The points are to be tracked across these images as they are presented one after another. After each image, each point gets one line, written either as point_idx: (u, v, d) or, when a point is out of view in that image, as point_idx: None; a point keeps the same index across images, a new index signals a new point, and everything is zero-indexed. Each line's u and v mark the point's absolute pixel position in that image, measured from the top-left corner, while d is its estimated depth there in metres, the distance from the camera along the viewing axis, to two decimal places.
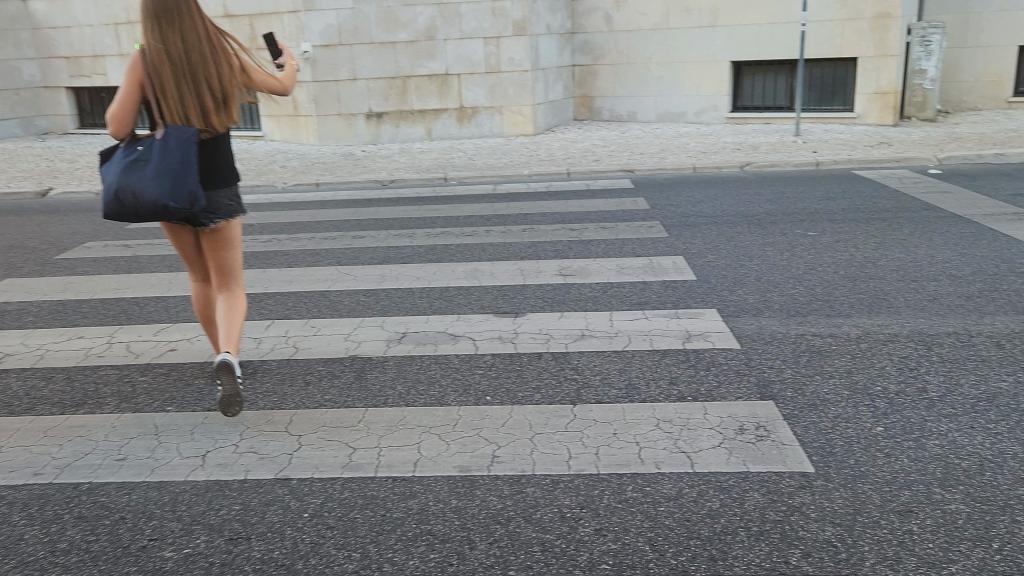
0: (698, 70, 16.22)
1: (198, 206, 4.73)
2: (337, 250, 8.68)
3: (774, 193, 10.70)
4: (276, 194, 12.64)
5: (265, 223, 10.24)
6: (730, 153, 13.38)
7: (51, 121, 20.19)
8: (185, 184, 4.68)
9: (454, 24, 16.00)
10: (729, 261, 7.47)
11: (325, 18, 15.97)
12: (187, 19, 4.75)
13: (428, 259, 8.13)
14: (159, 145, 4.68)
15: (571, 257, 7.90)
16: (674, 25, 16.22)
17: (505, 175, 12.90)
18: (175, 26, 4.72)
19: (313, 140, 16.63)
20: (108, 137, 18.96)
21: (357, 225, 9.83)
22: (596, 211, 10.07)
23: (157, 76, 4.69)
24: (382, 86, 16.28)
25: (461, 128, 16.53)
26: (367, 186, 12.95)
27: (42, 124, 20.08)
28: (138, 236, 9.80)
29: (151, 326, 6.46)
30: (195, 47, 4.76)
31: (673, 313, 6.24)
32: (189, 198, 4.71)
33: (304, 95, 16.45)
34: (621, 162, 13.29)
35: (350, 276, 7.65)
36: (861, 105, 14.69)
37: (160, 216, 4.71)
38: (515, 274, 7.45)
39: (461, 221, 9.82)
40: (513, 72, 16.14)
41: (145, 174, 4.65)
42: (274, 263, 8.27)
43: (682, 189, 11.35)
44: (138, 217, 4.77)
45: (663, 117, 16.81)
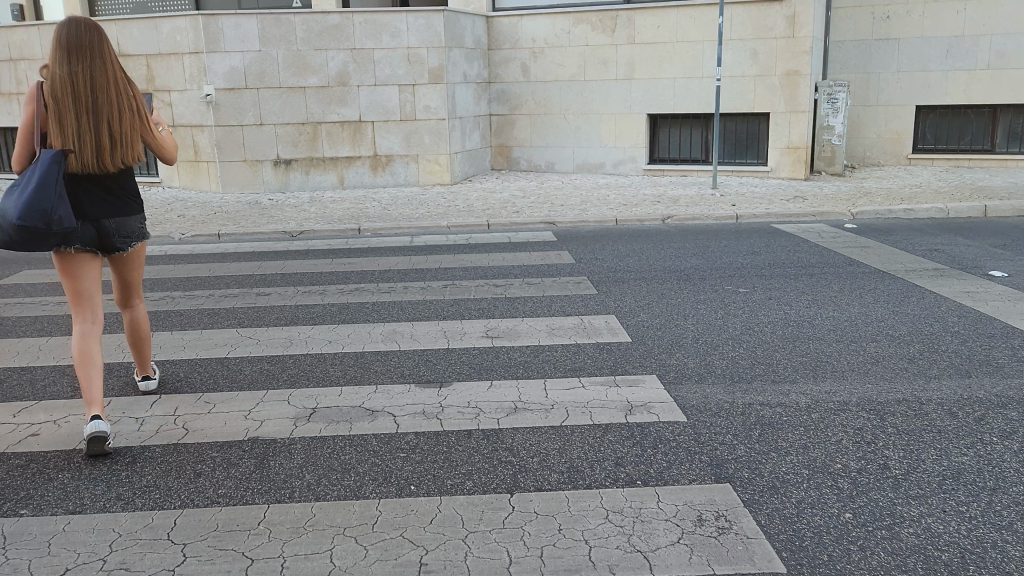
0: (615, 122, 16.29)
1: (58, 223, 4.56)
2: (238, 309, 7.87)
3: (699, 246, 10.55)
4: (173, 245, 11.66)
5: (158, 278, 9.31)
6: (651, 206, 13.30)
7: None
8: (46, 201, 4.55)
9: (367, 70, 15.50)
10: (663, 320, 7.11)
11: (229, 60, 15.20)
12: (100, 57, 4.80)
13: (342, 319, 7.45)
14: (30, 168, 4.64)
15: (497, 317, 7.38)
16: (591, 77, 16.26)
17: (422, 226, 12.33)
18: (86, 61, 4.75)
19: (216, 187, 15.69)
20: None
21: (262, 281, 9.03)
22: (519, 265, 9.62)
23: (59, 106, 4.68)
24: (292, 132, 15.56)
25: (376, 177, 15.93)
26: (274, 237, 12.13)
27: None
28: (8, 294, 8.70)
29: (10, 404, 5.50)
30: (104, 84, 4.79)
31: (611, 381, 5.76)
32: (49, 215, 4.55)
33: (206, 140, 15.53)
34: (542, 214, 12.96)
35: (252, 339, 6.88)
36: (775, 158, 15.01)
37: (19, 235, 4.55)
38: (437, 337, 6.87)
39: (378, 275, 9.19)
40: (429, 121, 15.74)
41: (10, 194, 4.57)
42: (165, 325, 7.40)
43: (606, 242, 11.06)
44: (5, 243, 4.63)
45: (582, 168, 16.79)
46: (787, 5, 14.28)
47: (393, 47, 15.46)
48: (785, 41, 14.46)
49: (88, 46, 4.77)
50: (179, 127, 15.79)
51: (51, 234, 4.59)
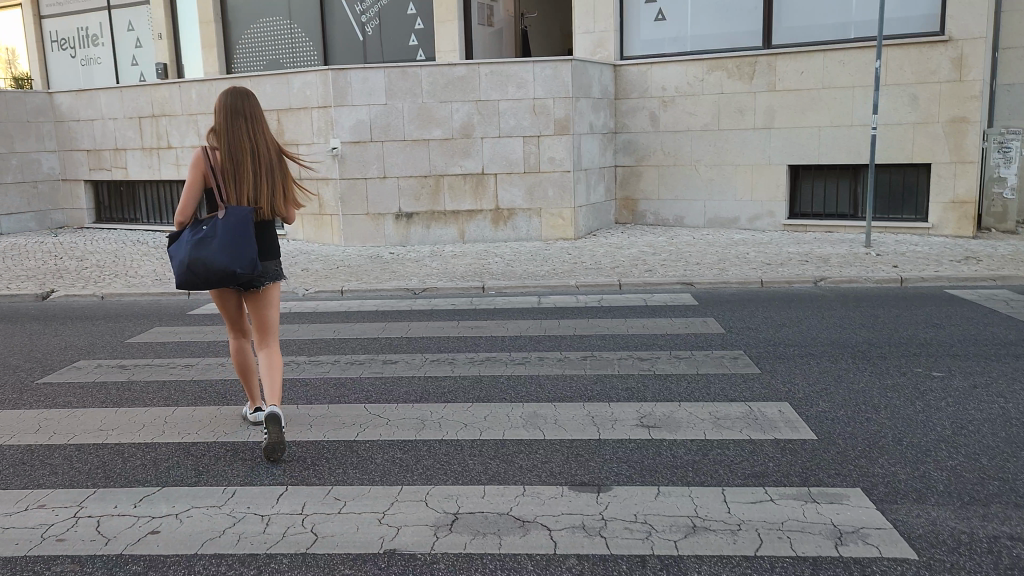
0: (751, 173, 15.50)
1: (257, 270, 5.34)
2: (365, 380, 7.35)
3: (865, 315, 9.39)
4: (298, 301, 11.46)
5: (284, 339, 8.99)
6: (797, 266, 12.18)
7: (68, 215, 19.61)
8: (245, 252, 5.30)
9: (492, 122, 15.17)
10: (849, 412, 6.07)
11: (355, 114, 15.22)
12: (257, 122, 5.60)
13: (476, 396, 6.75)
14: (220, 221, 5.30)
15: (650, 400, 6.49)
16: (726, 126, 15.51)
17: (549, 285, 11.68)
18: (246, 124, 5.53)
19: (339, 241, 15.64)
20: (124, 233, 18.08)
21: (388, 345, 8.52)
22: (662, 333, 8.75)
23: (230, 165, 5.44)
24: (414, 185, 15.36)
25: (497, 231, 15.47)
26: (397, 294, 11.73)
27: (58, 218, 19.53)
28: (138, 354, 8.55)
29: (133, 490, 5.07)
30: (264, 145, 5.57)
31: (806, 495, 4.77)
32: (250, 263, 5.32)
33: (331, 193, 15.55)
34: (677, 273, 12.06)
35: (383, 419, 6.23)
36: (936, 214, 13.93)
37: (225, 281, 5.30)
38: (584, 424, 6.03)
39: (509, 342, 8.49)
40: (553, 173, 15.22)
41: (212, 246, 5.24)
42: (290, 396, 6.94)
43: (754, 307, 10.03)
44: (204, 286, 5.32)
45: (714, 223, 15.98)
46: (952, 47, 13.35)
47: (519, 98, 15.10)
48: (950, 85, 13.49)
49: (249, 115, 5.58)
50: (305, 181, 15.89)
51: (248, 277, 5.34)
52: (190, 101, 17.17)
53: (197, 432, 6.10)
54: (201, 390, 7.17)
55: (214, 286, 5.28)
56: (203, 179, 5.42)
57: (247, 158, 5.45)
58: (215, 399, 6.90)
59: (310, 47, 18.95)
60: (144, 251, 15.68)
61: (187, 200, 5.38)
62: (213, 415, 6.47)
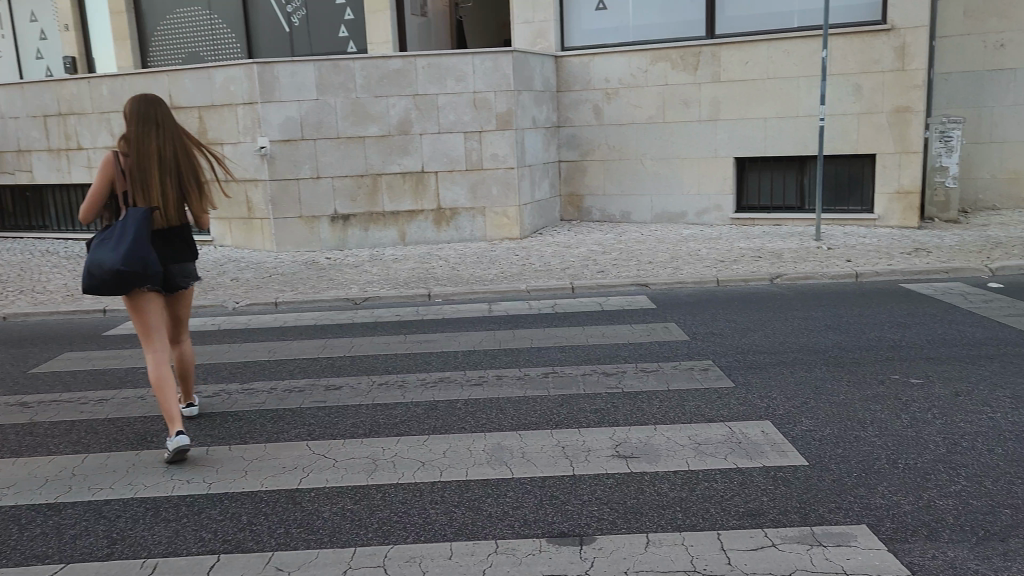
0: (698, 167, 15.24)
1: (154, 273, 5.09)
2: (306, 410, 6.60)
3: (827, 315, 9.14)
4: (228, 316, 10.56)
5: (214, 362, 8.17)
6: (751, 263, 11.89)
7: None
8: (143, 254, 5.07)
9: (431, 117, 14.45)
10: (837, 430, 5.68)
11: (284, 110, 14.28)
12: (171, 124, 5.37)
13: (432, 427, 6.10)
14: (121, 223, 5.10)
15: (624, 425, 5.95)
16: (672, 118, 15.19)
17: (499, 290, 11.09)
18: (159, 126, 5.30)
19: (270, 246, 14.72)
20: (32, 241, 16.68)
21: (331, 367, 7.78)
22: (624, 342, 8.26)
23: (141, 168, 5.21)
24: (350, 185, 14.54)
25: (439, 232, 14.80)
26: (336, 305, 10.94)
27: None
28: (46, 386, 7.61)
29: (31, 570, 4.26)
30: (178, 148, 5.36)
31: (810, 536, 4.30)
32: (148, 266, 5.07)
33: (260, 196, 14.60)
34: (630, 273, 11.63)
35: (330, 461, 5.52)
36: (883, 205, 13.86)
37: (122, 286, 5.01)
38: (554, 457, 5.45)
39: (464, 359, 7.86)
40: (496, 170, 14.62)
41: (111, 249, 5.00)
42: (222, 433, 6.18)
43: (714, 309, 9.65)
44: (102, 291, 5.05)
45: (661, 218, 15.70)
46: (895, 36, 13.27)
47: (458, 92, 14.41)
48: (894, 74, 13.42)
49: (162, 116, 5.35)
50: (231, 182, 14.86)
51: (147, 280, 5.08)
52: (101, 98, 15.89)
53: (110, 487, 5.26)
54: (117, 430, 6.31)
55: (111, 290, 4.99)
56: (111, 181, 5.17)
57: (159, 162, 5.24)
58: (132, 442, 6.05)
59: (232, 39, 17.82)
60: (53, 262, 14.41)
61: (91, 203, 5.12)
62: (129, 463, 5.62)
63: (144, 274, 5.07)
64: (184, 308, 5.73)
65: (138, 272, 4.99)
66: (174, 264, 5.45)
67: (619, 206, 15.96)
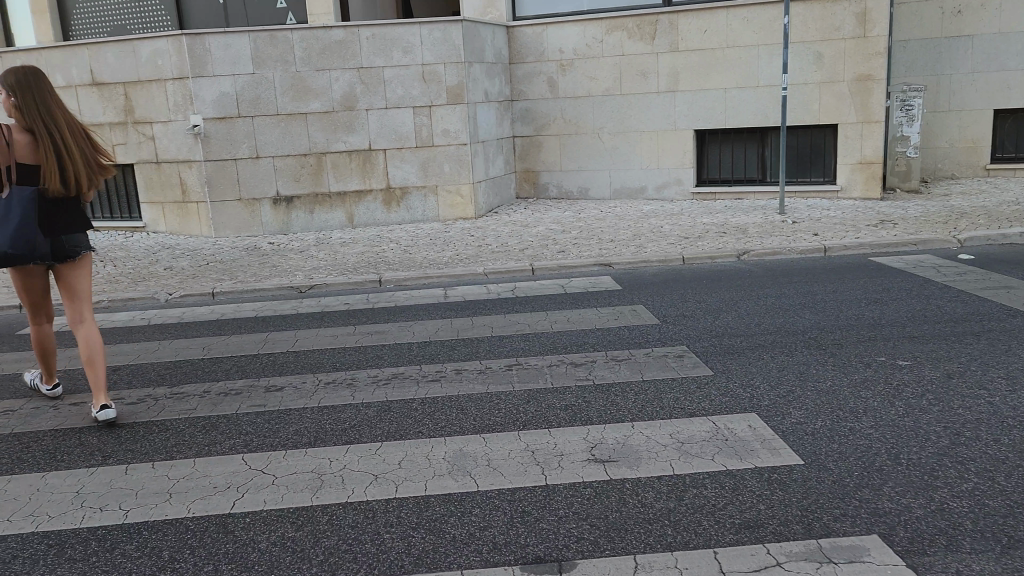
0: (657, 140, 14.74)
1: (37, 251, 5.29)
2: (242, 416, 5.88)
3: (800, 292, 8.73)
4: (159, 309, 9.69)
5: (141, 363, 7.36)
6: (716, 239, 11.43)
7: None
8: (23, 234, 5.20)
9: (376, 91, 13.62)
10: (829, 422, 5.22)
11: (217, 86, 13.30)
12: (36, 98, 5.35)
13: (385, 432, 5.45)
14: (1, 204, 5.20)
15: (599, 425, 5.38)
16: (629, 90, 14.63)
17: (455, 275, 10.43)
18: (25, 103, 5.32)
19: (208, 232, 13.79)
20: None
21: (271, 365, 7.05)
22: (592, 329, 7.70)
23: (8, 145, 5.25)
24: (292, 165, 13.67)
25: (389, 213, 14.04)
26: (279, 294, 10.14)
27: None
28: None
29: None
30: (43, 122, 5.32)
31: (818, 551, 3.79)
32: (31, 246, 5.25)
33: (195, 177, 13.63)
34: (592, 252, 11.08)
35: (269, 478, 4.84)
36: (845, 176, 13.58)
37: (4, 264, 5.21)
38: (523, 465, 4.85)
39: (419, 352, 7.21)
40: (448, 147, 13.90)
41: None
42: (146, 446, 5.44)
43: (683, 289, 9.15)
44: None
45: (620, 193, 15.19)
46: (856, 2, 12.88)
47: (405, 65, 13.59)
48: (855, 41, 13.05)
49: (28, 91, 5.35)
50: (163, 164, 13.86)
51: (27, 258, 5.26)
52: None
53: (7, 520, 4.50)
54: (21, 449, 5.51)
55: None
56: None
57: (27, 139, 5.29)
58: (39, 463, 5.27)
59: (160, 11, 16.63)
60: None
61: None
62: (33, 489, 4.88)
63: (25, 253, 5.25)
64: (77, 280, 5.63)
65: (17, 253, 5.19)
66: (63, 238, 5.47)
67: (576, 182, 15.38)
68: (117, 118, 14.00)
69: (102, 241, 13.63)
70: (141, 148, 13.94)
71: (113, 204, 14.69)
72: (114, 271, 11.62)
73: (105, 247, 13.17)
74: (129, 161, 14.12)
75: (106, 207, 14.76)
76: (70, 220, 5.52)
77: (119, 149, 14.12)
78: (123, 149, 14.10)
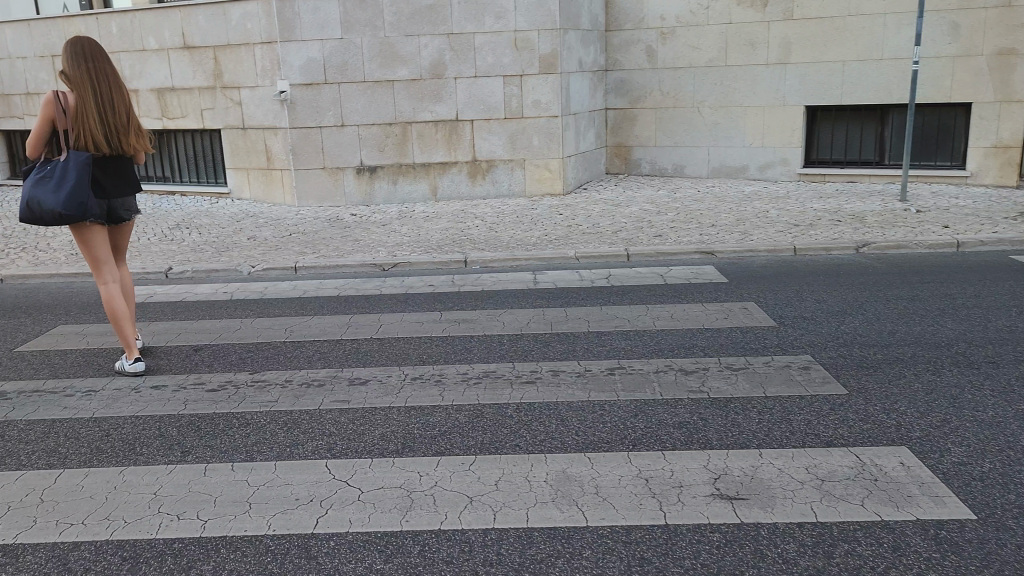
0: (762, 116, 13.71)
1: (92, 213, 5.78)
2: (326, 412, 5.45)
3: (933, 295, 7.82)
4: (242, 282, 9.42)
5: (222, 344, 7.04)
6: (831, 228, 10.46)
7: None
8: (81, 198, 5.69)
9: (467, 59, 13.02)
10: (1000, 463, 4.47)
11: (306, 51, 12.95)
12: (100, 70, 5.85)
13: (480, 443, 4.93)
14: (64, 167, 5.67)
15: (723, 450, 4.72)
16: (735, 62, 13.63)
17: (545, 258, 9.83)
18: (90, 73, 5.79)
19: (292, 200, 13.55)
20: None
21: (355, 354, 6.63)
22: (700, 328, 7.00)
23: (73, 112, 5.71)
24: (377, 134, 13.25)
25: (474, 186, 13.50)
26: (361, 272, 9.75)
27: None
28: (28, 368, 6.49)
29: None
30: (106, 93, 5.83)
31: None
32: (87, 208, 5.74)
33: (281, 145, 13.36)
34: (692, 238, 10.30)
35: (356, 492, 4.38)
36: (976, 161, 12.44)
37: (62, 222, 5.68)
38: (639, 496, 4.25)
39: (512, 347, 6.66)
40: (538, 118, 13.21)
41: (53, 190, 5.61)
42: (227, 441, 5.05)
43: (798, 285, 8.31)
44: (45, 223, 5.71)
45: (719, 172, 14.24)
46: None
47: (498, 31, 12.93)
48: (998, 11, 11.79)
49: (94, 64, 5.83)
50: (249, 130, 13.63)
51: (84, 218, 5.75)
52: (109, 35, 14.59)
53: (80, 523, 4.12)
54: (101, 436, 5.16)
55: (53, 224, 5.68)
56: (51, 123, 5.69)
57: (91, 107, 5.75)
58: (117, 455, 4.90)
59: None
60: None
61: (36, 142, 5.65)
62: (111, 487, 4.48)
63: (82, 215, 5.73)
64: (122, 242, 6.30)
65: (76, 215, 5.66)
66: (114, 200, 6.07)
67: (671, 159, 14.50)
68: (206, 82, 13.82)
69: (188, 207, 13.54)
70: (229, 113, 13.74)
71: (200, 169, 14.60)
72: (200, 239, 11.46)
73: (191, 213, 13.06)
74: (216, 126, 13.96)
75: (193, 171, 14.69)
76: (122, 185, 6.12)
77: (207, 113, 13.96)
78: (211, 113, 13.93)
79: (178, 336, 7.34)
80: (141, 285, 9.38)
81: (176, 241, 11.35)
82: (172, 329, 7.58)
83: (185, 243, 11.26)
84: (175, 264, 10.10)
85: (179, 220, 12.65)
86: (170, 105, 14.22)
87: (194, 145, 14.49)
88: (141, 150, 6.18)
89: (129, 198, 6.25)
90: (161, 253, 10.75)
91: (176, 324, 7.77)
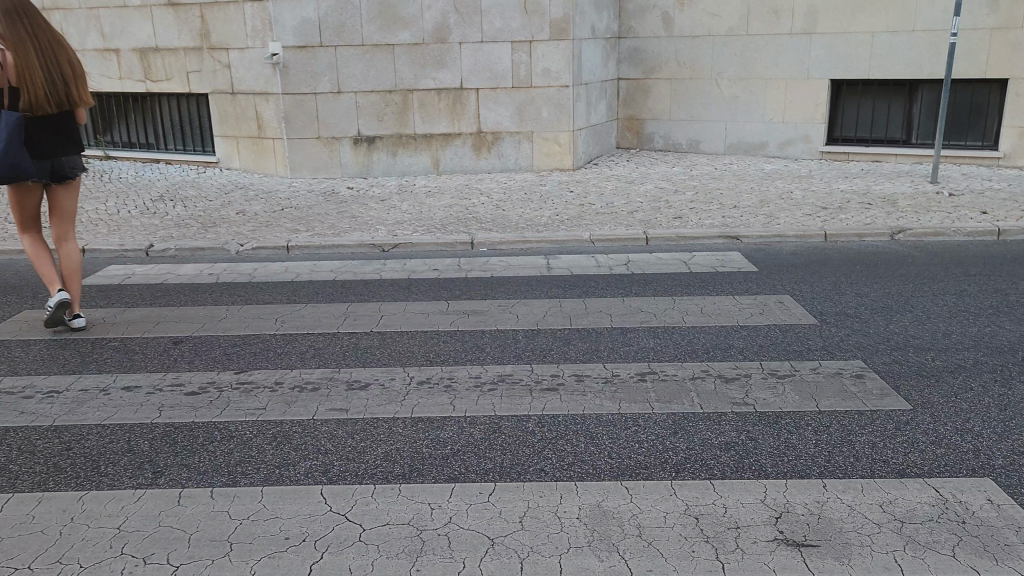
0: (785, 89, 12.93)
1: (24, 173, 5.70)
2: (321, 424, 4.79)
3: (983, 290, 7.19)
4: (229, 262, 8.71)
5: (206, 336, 6.35)
6: (861, 212, 9.79)
7: None
8: (11, 158, 5.61)
9: (473, 23, 12.20)
10: None
11: (300, 11, 12.10)
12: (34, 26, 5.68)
13: (498, 466, 4.28)
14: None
15: (780, 480, 4.08)
16: (757, 31, 12.86)
17: (557, 241, 9.14)
18: (23, 29, 5.64)
19: (284, 171, 12.77)
20: None
21: (354, 352, 5.95)
22: (736, 326, 6.34)
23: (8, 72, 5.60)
24: (376, 102, 12.45)
25: (479, 160, 12.74)
26: (359, 252, 9.05)
27: None
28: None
29: None
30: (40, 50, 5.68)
31: None
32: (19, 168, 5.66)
33: (273, 112, 12.55)
34: (714, 220, 9.62)
35: (357, 530, 3.73)
36: (1010, 142, 11.71)
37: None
38: (690, 541, 3.62)
39: (529, 346, 6.00)
40: (547, 88, 12.43)
41: None
42: (207, 458, 4.39)
43: (835, 276, 7.65)
44: None
45: (736, 148, 13.49)
46: None
47: None
48: None
49: (28, 21, 5.66)
50: (239, 95, 12.80)
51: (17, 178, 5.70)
52: None
53: (27, 568, 3.46)
54: (61, 451, 4.48)
55: None
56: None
57: (24, 65, 5.60)
58: (77, 475, 4.24)
59: None
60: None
61: None
62: (68, 519, 3.82)
63: (15, 175, 5.68)
64: (66, 201, 6.18)
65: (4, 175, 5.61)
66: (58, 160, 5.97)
67: (686, 133, 13.75)
68: (193, 43, 12.96)
69: (174, 177, 12.75)
70: (217, 77, 12.90)
71: (186, 136, 13.77)
72: (185, 213, 10.71)
73: (177, 184, 12.27)
74: (204, 91, 13.12)
75: (179, 139, 13.85)
76: (66, 144, 5.99)
77: (194, 77, 13.11)
78: (198, 77, 13.08)
79: (157, 326, 6.65)
80: (120, 265, 8.65)
81: (159, 215, 10.59)
82: (151, 317, 6.88)
83: (169, 217, 10.51)
84: (157, 241, 9.36)
85: (163, 191, 11.88)
86: (154, 67, 13.36)
87: (180, 111, 13.65)
88: (84, 106, 6.04)
89: (76, 156, 6.12)
90: (143, 227, 10.01)
91: (156, 310, 7.07)
